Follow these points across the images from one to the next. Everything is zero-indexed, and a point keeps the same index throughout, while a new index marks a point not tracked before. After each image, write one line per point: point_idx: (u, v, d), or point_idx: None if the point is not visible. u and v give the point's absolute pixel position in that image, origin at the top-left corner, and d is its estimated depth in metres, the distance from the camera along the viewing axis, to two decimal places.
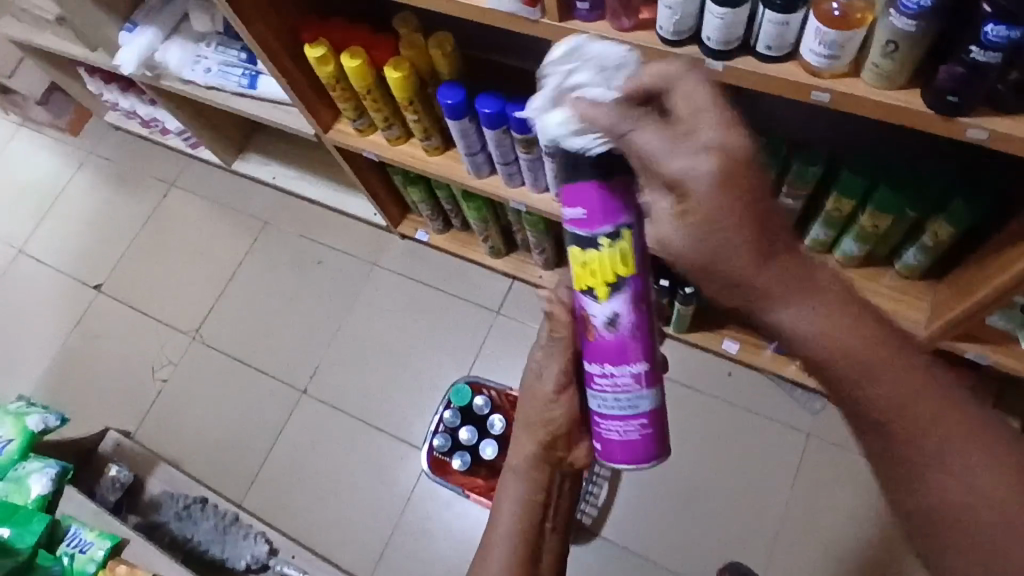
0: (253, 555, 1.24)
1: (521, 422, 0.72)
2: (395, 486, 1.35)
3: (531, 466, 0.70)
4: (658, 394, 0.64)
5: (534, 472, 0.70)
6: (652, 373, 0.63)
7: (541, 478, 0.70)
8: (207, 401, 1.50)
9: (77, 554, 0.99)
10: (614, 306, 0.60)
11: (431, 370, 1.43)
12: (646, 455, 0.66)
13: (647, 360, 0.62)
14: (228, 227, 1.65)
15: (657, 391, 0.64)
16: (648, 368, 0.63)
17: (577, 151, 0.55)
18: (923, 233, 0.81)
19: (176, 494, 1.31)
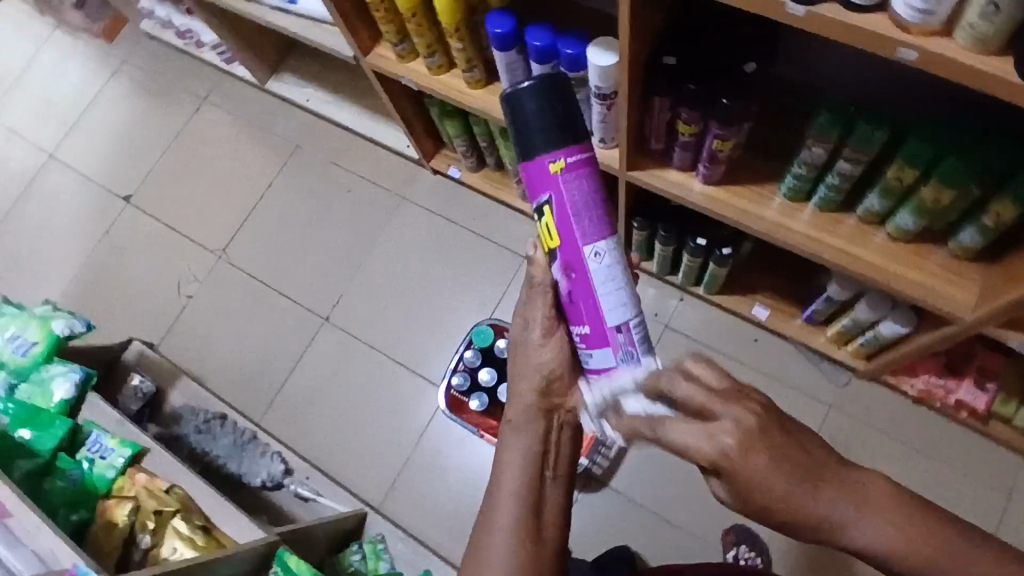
0: (268, 473, 1.27)
1: None
2: (410, 419, 1.37)
3: (535, 436, 0.64)
4: (614, 358, 0.61)
5: (538, 443, 0.64)
6: (596, 332, 0.61)
7: (544, 452, 0.64)
8: (230, 321, 1.51)
9: (98, 460, 1.02)
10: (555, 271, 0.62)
11: (453, 309, 1.43)
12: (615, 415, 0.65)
13: (586, 321, 0.61)
14: (259, 148, 1.62)
15: (608, 351, 0.61)
16: (593, 333, 0.61)
17: (533, 122, 0.56)
18: (985, 213, 0.77)
19: (197, 407, 1.34)
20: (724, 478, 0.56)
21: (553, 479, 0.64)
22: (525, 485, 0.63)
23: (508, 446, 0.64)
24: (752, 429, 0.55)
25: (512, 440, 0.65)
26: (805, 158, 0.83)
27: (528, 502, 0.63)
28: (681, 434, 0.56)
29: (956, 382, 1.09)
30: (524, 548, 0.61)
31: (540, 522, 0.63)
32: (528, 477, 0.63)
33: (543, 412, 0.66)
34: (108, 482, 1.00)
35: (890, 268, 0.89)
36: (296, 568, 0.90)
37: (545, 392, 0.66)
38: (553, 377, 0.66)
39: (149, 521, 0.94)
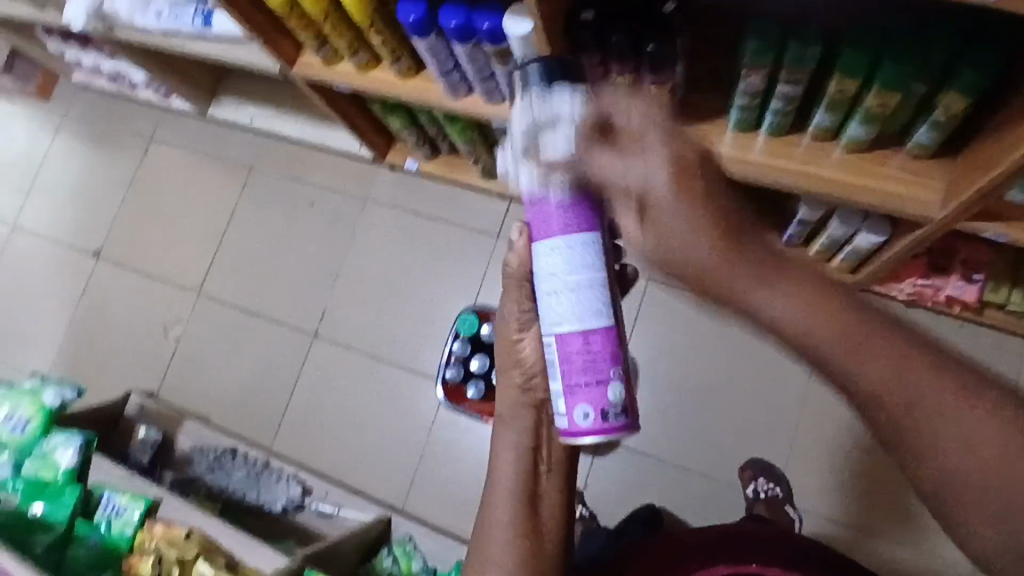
0: (288, 496, 1.28)
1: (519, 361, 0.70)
2: (417, 418, 1.37)
3: (524, 435, 0.66)
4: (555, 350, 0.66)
5: (526, 436, 0.66)
6: None
7: (535, 446, 0.67)
8: (222, 355, 1.51)
9: (114, 518, 1.02)
10: None
11: (437, 301, 1.42)
12: None
13: None
14: (215, 177, 1.60)
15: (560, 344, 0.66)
16: None
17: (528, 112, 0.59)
18: (934, 108, 0.75)
19: (206, 446, 1.34)
20: (650, 218, 0.49)
21: (548, 472, 0.67)
22: (517, 483, 0.66)
23: (500, 446, 0.67)
24: (690, 169, 0.49)
25: (502, 439, 0.67)
26: (744, 89, 0.81)
27: (522, 496, 0.66)
28: (606, 165, 0.51)
29: (942, 279, 1.09)
30: (523, 540, 0.65)
31: (537, 510, 0.66)
32: (521, 475, 0.66)
33: (529, 404, 0.67)
34: (128, 538, 1.01)
35: (851, 181, 0.88)
36: None
37: (528, 389, 0.67)
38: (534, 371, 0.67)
39: (173, 569, 0.94)
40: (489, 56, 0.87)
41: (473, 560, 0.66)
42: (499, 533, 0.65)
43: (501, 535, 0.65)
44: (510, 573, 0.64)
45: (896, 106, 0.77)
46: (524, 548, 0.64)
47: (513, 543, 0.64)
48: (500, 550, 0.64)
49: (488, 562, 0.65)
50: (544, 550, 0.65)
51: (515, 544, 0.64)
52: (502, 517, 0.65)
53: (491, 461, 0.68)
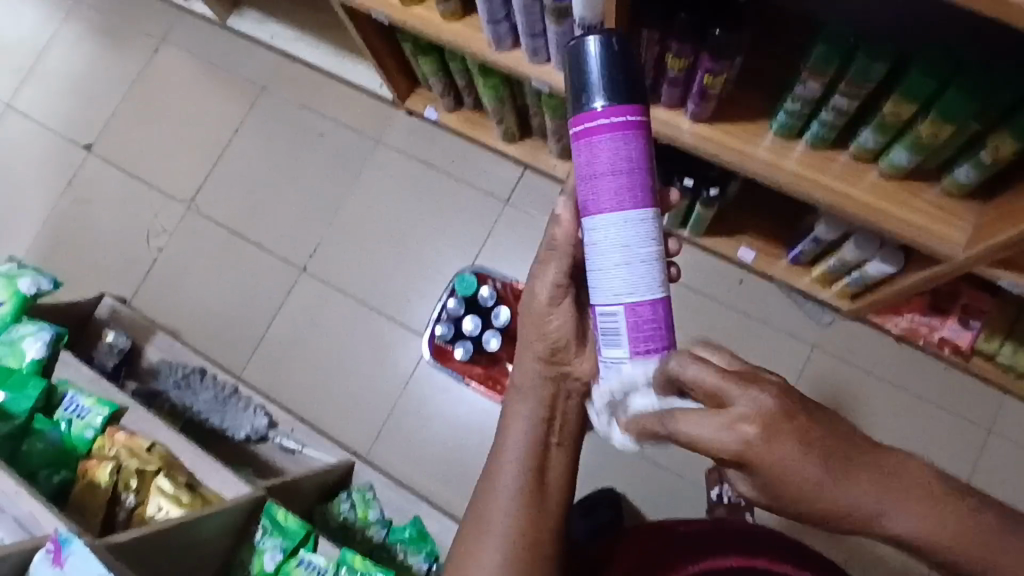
0: (252, 427, 1.25)
1: (530, 360, 0.67)
2: (394, 371, 1.35)
3: (541, 401, 0.65)
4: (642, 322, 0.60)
5: (541, 407, 0.65)
6: None
7: (549, 418, 0.65)
8: (203, 274, 1.46)
9: (75, 420, 0.99)
10: None
11: (434, 258, 1.39)
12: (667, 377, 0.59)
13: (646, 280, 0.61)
14: (223, 91, 1.54)
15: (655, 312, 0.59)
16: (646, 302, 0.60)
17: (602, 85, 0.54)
18: (983, 147, 0.75)
19: (175, 363, 1.30)
20: None
21: (558, 446, 0.65)
22: (529, 450, 0.64)
23: (512, 410, 0.66)
24: None
25: (517, 413, 0.66)
26: (799, 93, 0.79)
27: (530, 471, 0.64)
28: None
29: (940, 321, 1.10)
30: (527, 507, 0.62)
31: (542, 489, 0.64)
32: (535, 443, 0.65)
33: (549, 376, 0.66)
34: (88, 441, 0.98)
35: (879, 206, 0.87)
36: (285, 521, 0.90)
37: (551, 358, 0.66)
38: (558, 344, 0.65)
39: (132, 481, 0.91)
40: (545, 11, 0.84)
41: (467, 535, 0.63)
42: (502, 502, 0.62)
43: (506, 507, 0.62)
44: (507, 537, 0.61)
45: (947, 138, 0.76)
46: (526, 513, 0.62)
47: (517, 520, 0.62)
48: (500, 518, 0.62)
49: (485, 529, 0.62)
50: (543, 519, 0.62)
51: (518, 520, 0.62)
52: (507, 483, 0.63)
53: (500, 433, 0.67)
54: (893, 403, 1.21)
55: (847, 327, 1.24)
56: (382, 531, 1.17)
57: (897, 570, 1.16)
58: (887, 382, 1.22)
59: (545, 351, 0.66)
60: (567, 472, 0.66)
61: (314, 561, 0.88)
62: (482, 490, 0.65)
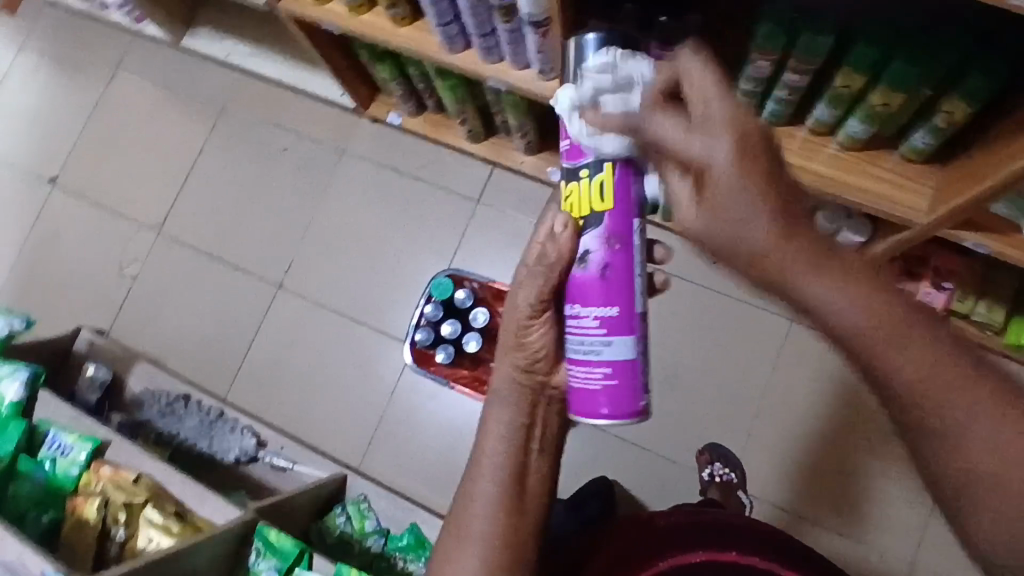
0: (241, 448, 1.25)
1: (508, 371, 0.66)
2: (379, 380, 1.35)
3: (518, 412, 0.65)
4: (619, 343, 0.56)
5: (521, 416, 0.65)
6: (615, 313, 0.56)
7: (529, 424, 0.65)
8: (180, 299, 1.45)
9: (59, 458, 0.98)
10: (587, 243, 0.57)
11: (410, 264, 1.39)
12: (605, 410, 0.57)
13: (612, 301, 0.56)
14: (184, 113, 1.52)
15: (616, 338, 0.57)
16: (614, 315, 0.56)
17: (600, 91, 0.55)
18: (936, 112, 0.75)
19: (159, 391, 1.30)
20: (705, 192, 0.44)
21: (539, 452, 0.65)
22: (508, 457, 0.65)
23: (491, 420, 0.66)
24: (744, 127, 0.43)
25: (495, 419, 0.66)
26: (751, 73, 0.80)
27: (510, 476, 0.64)
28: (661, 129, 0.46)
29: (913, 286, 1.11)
30: (507, 517, 0.63)
31: (523, 491, 0.64)
32: (513, 452, 0.65)
33: (528, 386, 0.65)
34: (73, 479, 0.97)
35: (840, 178, 0.88)
36: (278, 541, 0.89)
37: (529, 370, 0.64)
38: (539, 357, 0.64)
39: (120, 514, 0.91)
40: (493, 10, 0.84)
41: (447, 536, 0.65)
42: (480, 509, 0.64)
43: (486, 515, 0.63)
44: (488, 550, 0.62)
45: (900, 106, 0.77)
46: (506, 524, 0.63)
47: (497, 524, 0.63)
48: (479, 524, 0.63)
49: (464, 535, 0.64)
50: (522, 528, 0.63)
51: (500, 523, 0.63)
52: (485, 489, 0.64)
53: (478, 437, 0.67)
54: None
55: None
56: (380, 540, 1.17)
57: (893, 535, 1.17)
58: None
59: (523, 363, 0.64)
60: (547, 480, 0.66)
61: None
62: (463, 497, 0.66)
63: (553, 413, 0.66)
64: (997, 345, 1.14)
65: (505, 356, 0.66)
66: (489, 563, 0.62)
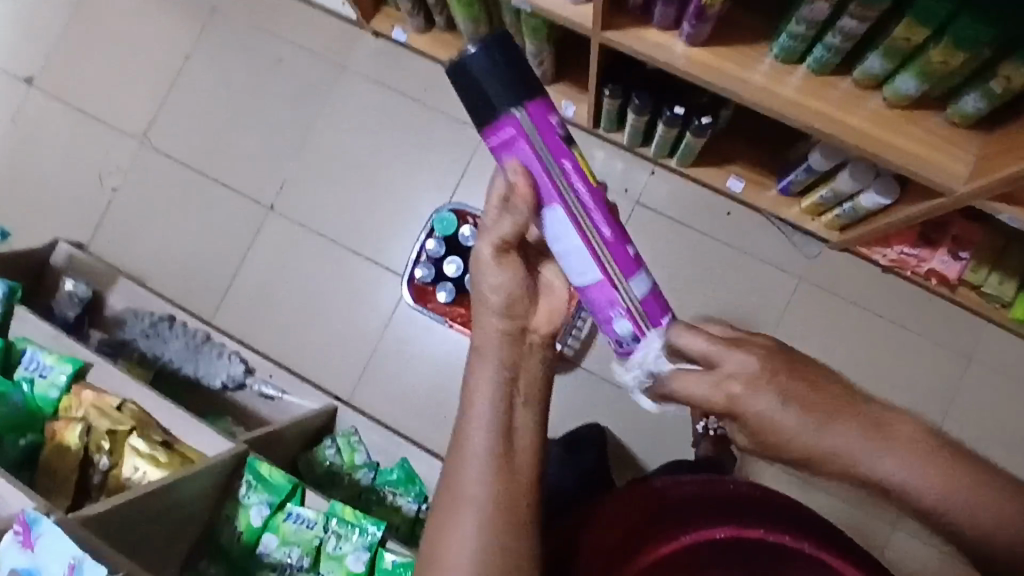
0: (228, 375, 1.21)
1: (486, 317, 0.58)
2: (372, 312, 1.31)
3: (510, 364, 0.57)
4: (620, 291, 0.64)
5: (506, 367, 0.57)
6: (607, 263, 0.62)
7: (514, 376, 0.57)
8: (164, 215, 1.38)
9: (38, 378, 0.94)
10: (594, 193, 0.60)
11: (409, 194, 1.32)
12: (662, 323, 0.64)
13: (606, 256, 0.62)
14: (169, 11, 1.40)
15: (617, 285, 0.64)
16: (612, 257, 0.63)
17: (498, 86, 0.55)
18: (993, 78, 0.70)
19: (141, 310, 1.24)
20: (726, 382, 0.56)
21: (524, 404, 0.57)
22: (496, 412, 0.56)
23: (475, 377, 0.57)
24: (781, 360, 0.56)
25: (481, 374, 0.57)
26: (804, 15, 0.73)
27: (498, 430, 0.56)
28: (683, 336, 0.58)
29: (929, 253, 1.09)
30: (499, 477, 0.54)
31: (513, 449, 0.56)
32: (500, 406, 0.56)
33: (513, 334, 0.57)
34: (53, 401, 0.92)
35: (878, 136, 0.83)
36: (270, 475, 0.87)
37: (509, 312, 0.57)
38: (512, 298, 0.58)
39: (103, 442, 0.86)
40: None
41: (438, 507, 0.55)
42: (469, 474, 0.55)
43: (476, 480, 0.54)
44: (482, 517, 0.54)
45: (958, 66, 0.71)
46: (500, 487, 0.54)
47: (489, 489, 0.54)
48: (471, 491, 0.54)
49: (455, 503, 0.55)
50: (519, 491, 0.55)
51: (492, 488, 0.54)
52: (476, 452, 0.55)
53: (461, 398, 0.57)
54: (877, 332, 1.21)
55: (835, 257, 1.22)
56: (369, 474, 1.17)
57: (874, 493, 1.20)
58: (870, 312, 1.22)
59: (500, 306, 0.58)
60: (535, 458, 0.57)
61: (302, 514, 0.87)
62: (448, 467, 0.56)
63: (539, 361, 0.58)
64: (1000, 316, 1.14)
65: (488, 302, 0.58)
66: (485, 529, 0.53)
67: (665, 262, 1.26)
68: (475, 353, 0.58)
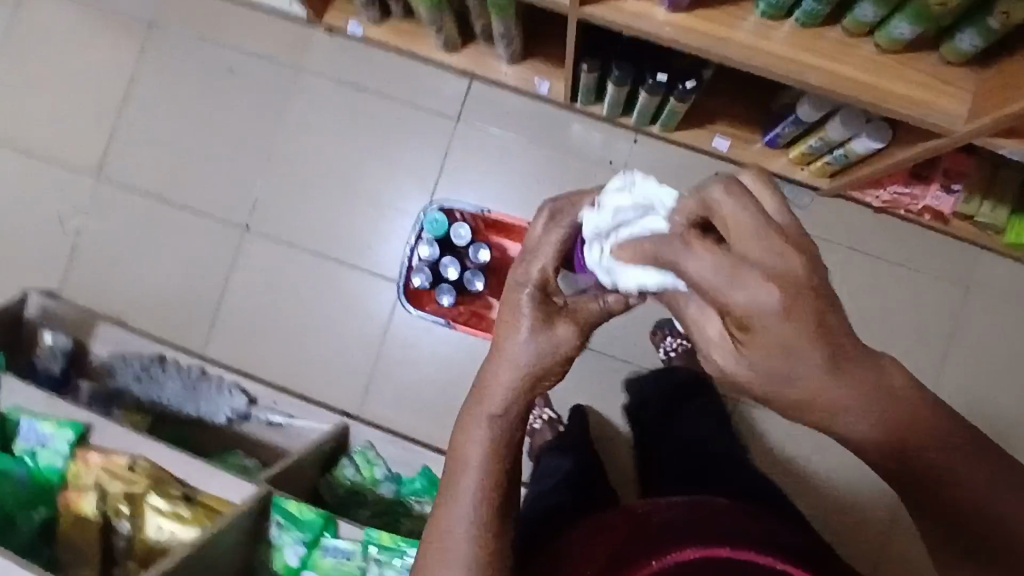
0: (231, 408, 1.16)
1: (508, 376, 0.51)
2: (369, 321, 1.27)
3: (519, 423, 0.52)
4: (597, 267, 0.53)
5: (519, 429, 0.52)
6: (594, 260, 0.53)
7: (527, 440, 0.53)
8: (134, 250, 1.31)
9: (40, 449, 0.89)
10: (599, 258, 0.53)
11: (388, 195, 1.27)
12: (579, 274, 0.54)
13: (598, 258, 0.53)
14: (104, 33, 1.31)
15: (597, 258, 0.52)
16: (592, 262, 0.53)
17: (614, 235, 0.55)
18: (992, 12, 0.69)
19: (129, 353, 1.18)
20: None
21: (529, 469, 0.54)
22: (501, 469, 0.52)
23: (478, 428, 0.51)
24: None
25: (483, 424, 0.51)
26: None
27: (502, 490, 0.52)
28: None
29: (923, 189, 1.08)
30: (500, 532, 0.51)
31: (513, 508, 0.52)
32: (507, 467, 0.52)
33: (528, 395, 0.51)
34: (60, 470, 0.88)
35: (873, 82, 0.81)
36: (300, 514, 0.84)
37: (536, 382, 0.51)
38: (550, 367, 0.50)
39: (121, 506, 0.85)
40: None
41: (428, 548, 0.51)
42: (462, 524, 0.51)
43: (471, 531, 0.51)
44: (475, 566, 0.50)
45: (957, 6, 0.69)
46: (493, 542, 0.51)
47: (488, 548, 0.51)
48: (463, 541, 0.51)
49: (445, 545, 0.51)
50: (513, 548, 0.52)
51: (489, 549, 0.51)
52: (475, 499, 0.51)
53: (458, 438, 0.52)
54: (876, 274, 1.21)
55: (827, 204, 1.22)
56: (392, 487, 1.15)
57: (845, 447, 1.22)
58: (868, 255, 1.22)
59: (527, 372, 0.50)
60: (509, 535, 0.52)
61: (339, 546, 0.85)
62: (439, 512, 0.52)
63: None
64: (994, 242, 1.14)
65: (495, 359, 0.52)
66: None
67: None
68: (480, 396, 0.52)
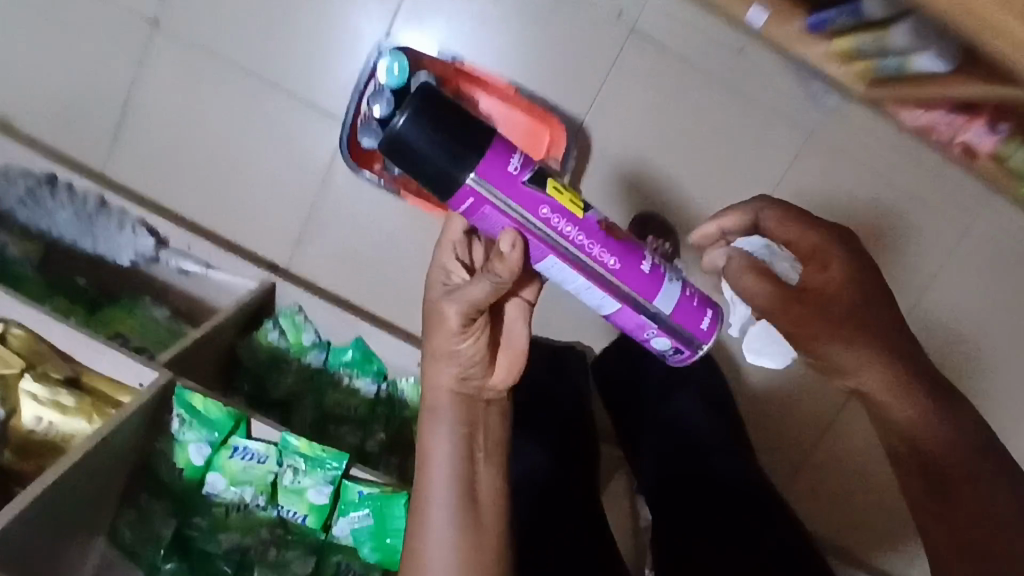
0: (136, 251, 1.02)
1: (441, 381, 0.63)
2: (305, 165, 1.08)
3: (460, 421, 0.63)
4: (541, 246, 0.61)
5: (460, 427, 0.63)
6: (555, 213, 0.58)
7: (471, 433, 0.63)
8: (17, 29, 1.04)
9: None
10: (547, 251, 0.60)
11: (340, 9, 1.01)
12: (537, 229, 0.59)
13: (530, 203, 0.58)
14: None
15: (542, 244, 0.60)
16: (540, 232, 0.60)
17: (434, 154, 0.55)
18: None
19: (14, 168, 1.00)
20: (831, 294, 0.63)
21: (485, 460, 0.63)
22: (457, 464, 0.62)
23: (431, 451, 0.62)
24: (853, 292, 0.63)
25: (433, 437, 0.63)
26: None
27: (461, 489, 0.62)
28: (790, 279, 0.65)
29: (965, 123, 0.92)
30: (467, 525, 0.61)
31: (475, 506, 0.61)
32: (460, 469, 0.62)
33: (461, 397, 0.63)
34: None
35: None
36: (205, 409, 0.75)
37: (464, 378, 0.63)
38: (472, 364, 0.62)
39: None
40: None
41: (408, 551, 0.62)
42: (437, 521, 0.60)
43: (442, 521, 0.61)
44: (450, 543, 0.60)
45: None
46: (466, 546, 0.60)
47: (452, 537, 0.60)
48: (434, 539, 0.60)
49: (422, 545, 0.61)
50: (483, 542, 0.60)
51: (455, 540, 0.60)
52: (440, 478, 0.62)
53: (418, 451, 0.64)
54: (886, 200, 1.07)
55: (856, 110, 1.04)
56: (321, 355, 1.07)
57: None
58: (885, 178, 1.06)
59: (459, 372, 0.62)
60: (500, 484, 0.64)
61: (251, 449, 0.77)
62: (414, 522, 0.62)
63: (490, 414, 0.65)
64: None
65: (432, 376, 0.63)
66: (456, 547, 0.60)
67: (661, 113, 1.03)
68: (427, 417, 0.64)
